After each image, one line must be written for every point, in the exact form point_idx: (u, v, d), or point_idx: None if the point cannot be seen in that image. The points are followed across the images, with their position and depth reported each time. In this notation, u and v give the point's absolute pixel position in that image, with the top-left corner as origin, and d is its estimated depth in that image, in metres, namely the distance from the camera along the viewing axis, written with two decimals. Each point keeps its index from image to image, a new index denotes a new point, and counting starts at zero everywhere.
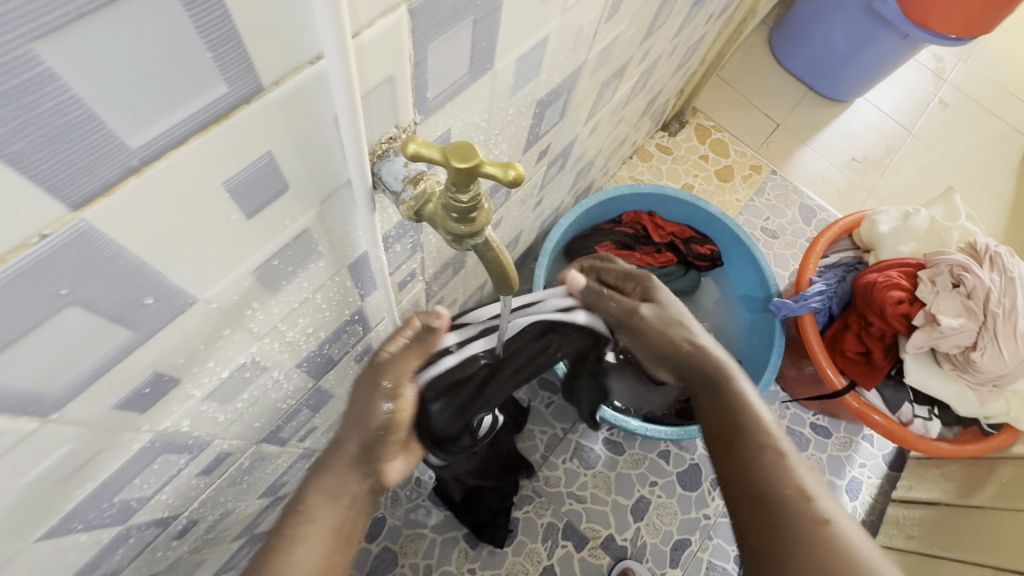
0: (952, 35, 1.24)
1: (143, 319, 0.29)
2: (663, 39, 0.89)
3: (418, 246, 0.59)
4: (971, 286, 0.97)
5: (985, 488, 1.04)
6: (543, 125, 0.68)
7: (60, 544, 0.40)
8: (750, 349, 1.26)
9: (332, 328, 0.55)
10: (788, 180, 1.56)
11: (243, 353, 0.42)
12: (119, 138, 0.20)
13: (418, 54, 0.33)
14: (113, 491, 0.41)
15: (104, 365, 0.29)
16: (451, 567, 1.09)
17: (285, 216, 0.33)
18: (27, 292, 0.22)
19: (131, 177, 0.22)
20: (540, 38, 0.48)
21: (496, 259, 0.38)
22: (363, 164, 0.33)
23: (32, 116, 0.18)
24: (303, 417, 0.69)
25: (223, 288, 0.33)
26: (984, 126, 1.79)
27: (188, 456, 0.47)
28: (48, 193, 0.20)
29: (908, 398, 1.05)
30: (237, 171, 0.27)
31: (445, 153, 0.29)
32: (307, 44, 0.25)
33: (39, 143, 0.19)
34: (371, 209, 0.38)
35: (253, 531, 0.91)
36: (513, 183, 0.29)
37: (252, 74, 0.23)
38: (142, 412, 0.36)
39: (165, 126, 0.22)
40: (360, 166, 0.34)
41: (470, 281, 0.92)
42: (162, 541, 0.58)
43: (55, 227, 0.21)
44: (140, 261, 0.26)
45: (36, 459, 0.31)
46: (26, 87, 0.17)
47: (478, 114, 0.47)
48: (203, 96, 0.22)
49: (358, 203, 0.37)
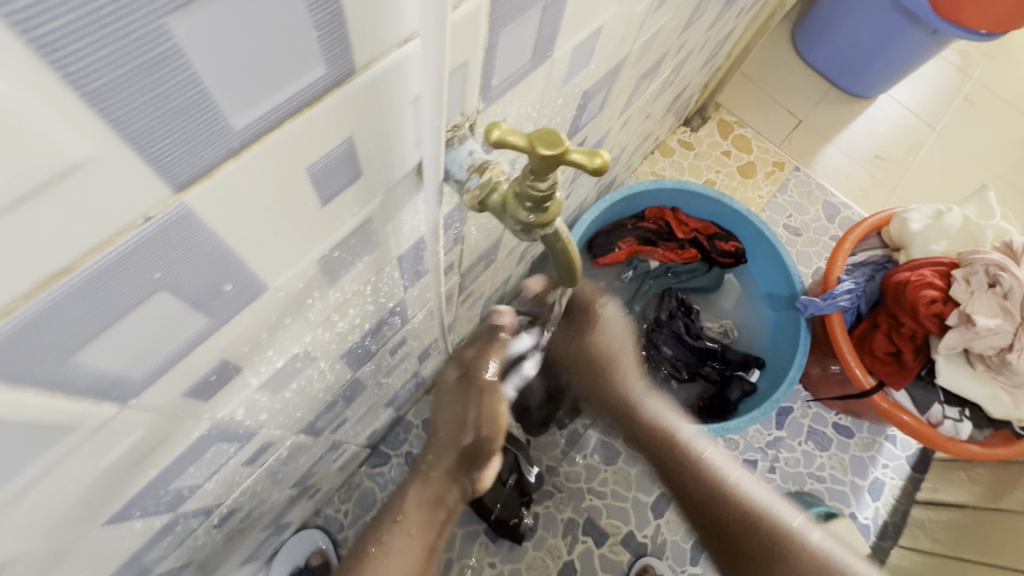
0: (982, 30, 1.22)
1: (221, 305, 0.29)
2: (698, 32, 0.88)
3: (460, 238, 0.59)
4: (1008, 287, 0.95)
5: (1014, 491, 1.03)
6: (582, 118, 0.67)
7: (118, 530, 0.40)
8: (774, 347, 1.24)
9: (376, 320, 0.54)
10: (812, 177, 1.54)
11: (298, 343, 0.42)
12: (226, 118, 0.20)
13: (489, 41, 0.33)
14: (170, 479, 0.41)
15: (179, 353, 0.29)
16: (472, 560, 1.09)
17: (353, 204, 0.33)
18: (127, 275, 0.22)
19: (231, 159, 0.22)
20: (594, 28, 0.47)
21: (564, 250, 0.37)
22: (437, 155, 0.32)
23: (155, 95, 0.17)
24: (338, 408, 0.69)
25: (292, 276, 0.33)
26: (1011, 124, 1.75)
27: (237, 445, 0.47)
28: (157, 175, 0.19)
29: (938, 399, 1.04)
30: (320, 156, 0.27)
31: (530, 140, 0.28)
32: (400, 24, 0.24)
33: (156, 122, 0.18)
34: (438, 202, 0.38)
35: (280, 520, 0.92)
36: (598, 170, 0.29)
37: (347, 55, 0.23)
38: (206, 400, 0.36)
39: (267, 107, 0.21)
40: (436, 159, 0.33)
41: (498, 275, 0.92)
42: (204, 529, 0.59)
43: (158, 210, 0.21)
44: (227, 246, 0.26)
45: (109, 446, 0.30)
46: (154, 63, 0.17)
47: (531, 104, 0.47)
48: (304, 77, 0.22)
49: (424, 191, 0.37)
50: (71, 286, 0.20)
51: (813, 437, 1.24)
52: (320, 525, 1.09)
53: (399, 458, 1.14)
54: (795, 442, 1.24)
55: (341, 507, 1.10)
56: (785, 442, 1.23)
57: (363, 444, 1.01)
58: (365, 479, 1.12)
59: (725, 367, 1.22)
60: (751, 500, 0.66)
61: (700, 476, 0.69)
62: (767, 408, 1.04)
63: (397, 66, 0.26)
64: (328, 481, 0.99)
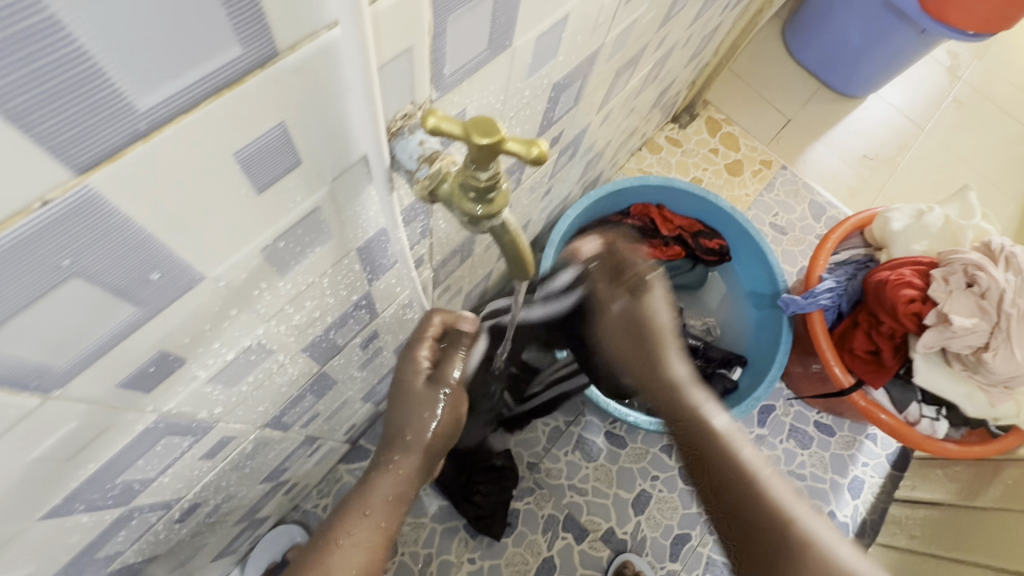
0: (970, 31, 1.21)
1: (151, 294, 0.28)
2: (679, 27, 0.87)
3: (428, 231, 0.58)
4: (985, 286, 0.95)
5: (989, 489, 1.03)
6: (557, 111, 0.66)
7: (62, 524, 0.40)
8: (756, 346, 1.24)
9: (339, 313, 0.54)
10: (799, 175, 1.54)
11: (249, 336, 0.41)
12: (127, 99, 0.19)
13: (436, 27, 0.32)
14: (118, 471, 0.40)
15: (107, 342, 0.28)
16: (451, 556, 1.08)
17: (295, 193, 0.32)
18: (29, 261, 0.21)
19: (139, 142, 0.21)
20: (558, 18, 0.46)
21: (513, 243, 0.37)
22: (378, 138, 0.32)
23: (36, 69, 0.17)
24: (307, 403, 0.69)
25: (232, 266, 0.32)
26: (998, 126, 1.76)
27: (192, 439, 0.46)
28: (53, 157, 0.19)
29: (915, 398, 1.05)
30: (250, 141, 0.26)
31: (466, 128, 0.27)
32: (325, 9, 0.23)
33: (40, 98, 0.17)
34: (388, 188, 0.37)
35: (254, 515, 0.91)
36: (537, 161, 0.28)
37: (266, 36, 0.22)
38: (147, 391, 0.35)
39: (177, 87, 0.21)
40: (377, 139, 0.33)
41: (477, 270, 0.91)
42: (166, 523, 0.58)
43: (57, 192, 0.20)
44: (146, 233, 0.25)
45: (38, 438, 0.30)
46: (30, 35, 0.16)
47: (494, 94, 0.46)
48: (217, 58, 0.21)
49: (375, 178, 0.36)
50: None
51: (794, 435, 1.25)
52: (297, 520, 1.08)
53: None
54: (776, 440, 1.24)
55: (320, 502, 1.10)
56: (766, 441, 1.24)
57: (341, 439, 1.01)
58: (344, 474, 1.12)
59: (707, 364, 1.22)
60: (775, 502, 0.60)
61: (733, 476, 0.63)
62: (747, 406, 1.04)
63: (327, 53, 0.25)
64: (304, 476, 0.98)
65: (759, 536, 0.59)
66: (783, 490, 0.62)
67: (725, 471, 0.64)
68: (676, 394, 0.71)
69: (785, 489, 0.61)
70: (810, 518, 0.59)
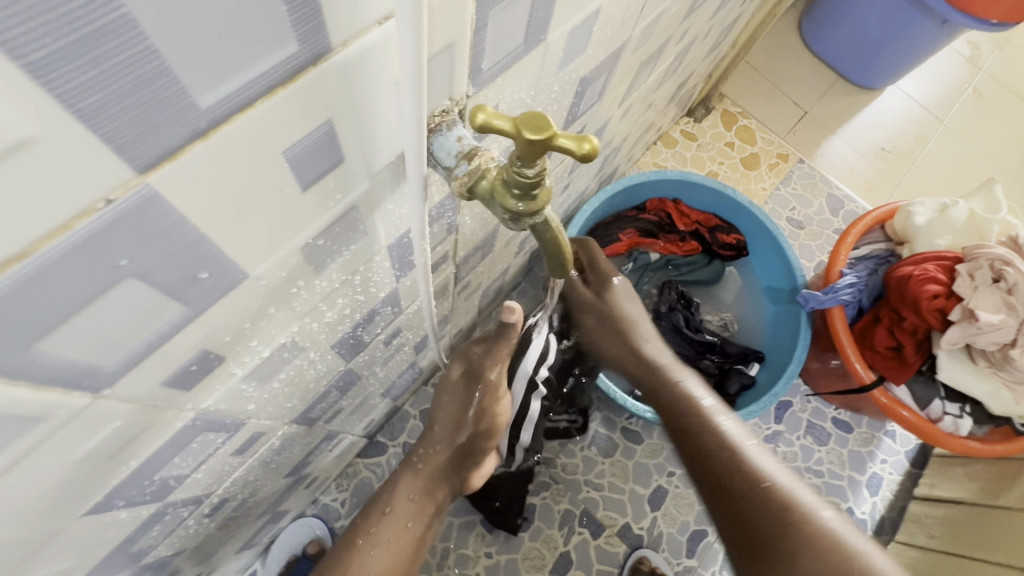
0: (994, 19, 1.18)
1: (197, 294, 0.28)
2: (701, 19, 0.86)
3: (454, 227, 0.58)
4: (1012, 281, 0.94)
5: (1013, 488, 1.01)
6: (581, 106, 0.66)
7: (102, 520, 0.40)
8: (774, 342, 1.23)
9: (366, 311, 0.53)
10: (816, 169, 1.52)
11: (284, 333, 0.41)
12: (189, 97, 0.19)
13: (478, 21, 0.32)
14: (154, 468, 0.40)
15: (155, 341, 0.28)
16: (468, 550, 1.09)
17: (337, 190, 0.32)
18: (89, 261, 0.21)
19: (198, 140, 0.21)
20: (590, 12, 0.45)
21: (554, 239, 0.36)
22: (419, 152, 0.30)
23: (106, 67, 0.16)
24: (331, 398, 0.69)
25: (273, 265, 0.32)
26: (1018, 117, 1.72)
27: (224, 436, 0.46)
28: (117, 156, 0.19)
29: (938, 395, 1.03)
30: (298, 139, 0.26)
31: (516, 123, 0.27)
32: (362, 10, 0.23)
33: (112, 98, 0.17)
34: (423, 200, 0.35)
35: (275, 509, 0.92)
36: (587, 156, 0.28)
37: (322, 32, 0.22)
38: (187, 389, 0.35)
39: (236, 85, 0.20)
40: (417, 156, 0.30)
41: (496, 265, 0.91)
42: (197, 517, 0.59)
43: (120, 192, 0.20)
44: (198, 233, 0.25)
45: (84, 436, 0.30)
46: (103, 33, 0.16)
47: (526, 89, 0.45)
48: (275, 54, 0.21)
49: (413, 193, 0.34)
50: (26, 272, 0.19)
51: (812, 431, 1.24)
52: (316, 514, 1.09)
53: (396, 448, 1.14)
54: (793, 436, 1.23)
55: (337, 496, 1.10)
56: (783, 437, 1.23)
57: (359, 434, 1.01)
58: (362, 469, 1.12)
59: (724, 360, 1.21)
60: (756, 463, 0.56)
61: (705, 437, 0.61)
62: (765, 402, 1.03)
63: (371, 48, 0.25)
64: (323, 470, 0.98)
65: (732, 493, 0.55)
66: (764, 458, 0.57)
67: (704, 437, 0.60)
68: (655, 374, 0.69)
69: (768, 459, 0.56)
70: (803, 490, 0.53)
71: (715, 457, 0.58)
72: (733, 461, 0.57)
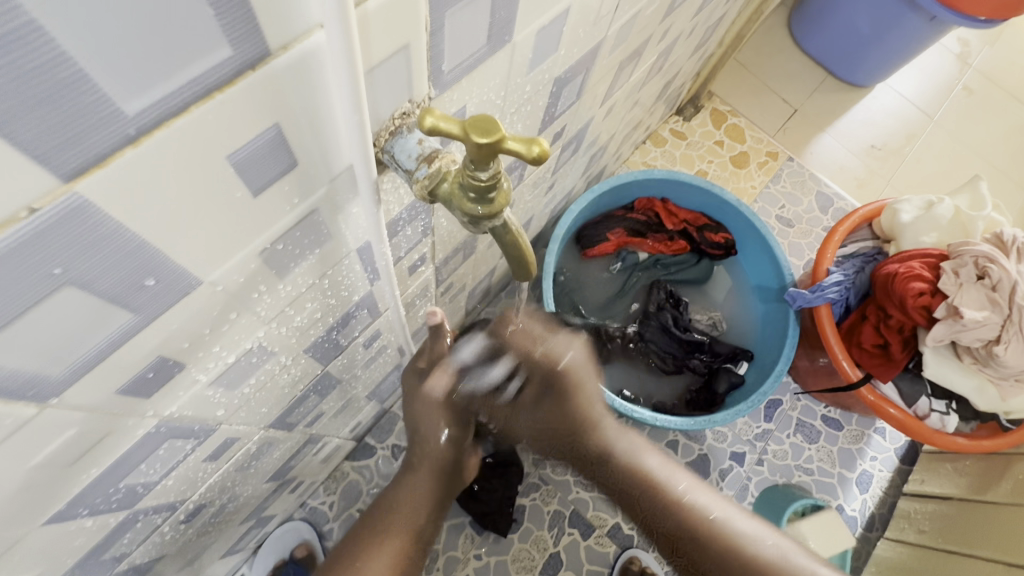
0: (981, 17, 1.19)
1: (146, 300, 0.28)
2: (683, 17, 0.86)
3: (429, 229, 0.57)
4: (997, 279, 0.94)
5: (1000, 484, 1.02)
6: (559, 105, 0.65)
7: (65, 529, 0.40)
8: (763, 340, 1.23)
9: (339, 315, 0.53)
10: (805, 167, 1.52)
11: (250, 338, 0.41)
12: (114, 104, 0.19)
13: (434, 21, 0.32)
14: (119, 475, 0.40)
15: (105, 349, 0.28)
16: (457, 553, 1.09)
17: (292, 195, 0.31)
18: (20, 271, 0.21)
19: (129, 147, 0.20)
20: (559, 11, 0.45)
21: (514, 243, 0.36)
22: (366, 145, 0.31)
23: (16, 74, 0.16)
24: (311, 403, 0.68)
25: (230, 269, 0.32)
26: (1007, 114, 1.72)
27: (195, 441, 0.46)
28: (41, 164, 0.18)
29: (925, 392, 1.03)
30: (243, 145, 0.25)
31: (465, 127, 0.27)
32: (304, 13, 0.22)
33: (27, 104, 0.17)
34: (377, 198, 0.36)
35: (261, 513, 0.91)
36: (538, 159, 0.28)
37: (258, 36, 0.22)
38: (147, 396, 0.35)
39: (165, 91, 0.20)
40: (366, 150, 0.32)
41: (480, 267, 0.90)
42: (174, 522, 0.58)
43: (45, 201, 0.19)
44: (141, 240, 0.24)
45: (36, 446, 0.30)
46: (11, 37, 0.15)
47: (495, 90, 0.45)
48: (206, 59, 0.20)
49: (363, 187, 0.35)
50: None
51: (802, 429, 1.24)
52: (304, 517, 1.08)
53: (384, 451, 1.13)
54: (783, 434, 1.23)
55: (326, 499, 1.10)
56: (773, 435, 1.23)
57: (346, 437, 1.01)
58: (350, 471, 1.12)
59: (713, 359, 1.21)
60: (724, 535, 0.60)
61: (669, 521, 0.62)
62: (754, 401, 1.03)
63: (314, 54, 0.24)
64: (310, 473, 0.98)
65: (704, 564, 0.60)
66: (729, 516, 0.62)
67: (668, 520, 0.62)
68: (604, 462, 0.66)
69: (730, 513, 0.62)
70: (757, 536, 0.60)
71: (685, 537, 0.61)
72: (704, 537, 0.60)
